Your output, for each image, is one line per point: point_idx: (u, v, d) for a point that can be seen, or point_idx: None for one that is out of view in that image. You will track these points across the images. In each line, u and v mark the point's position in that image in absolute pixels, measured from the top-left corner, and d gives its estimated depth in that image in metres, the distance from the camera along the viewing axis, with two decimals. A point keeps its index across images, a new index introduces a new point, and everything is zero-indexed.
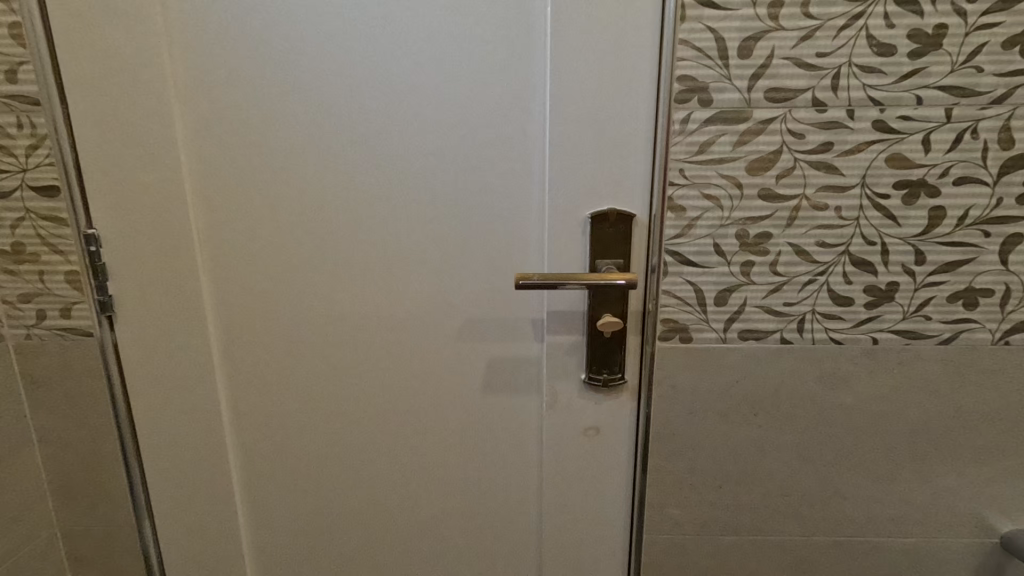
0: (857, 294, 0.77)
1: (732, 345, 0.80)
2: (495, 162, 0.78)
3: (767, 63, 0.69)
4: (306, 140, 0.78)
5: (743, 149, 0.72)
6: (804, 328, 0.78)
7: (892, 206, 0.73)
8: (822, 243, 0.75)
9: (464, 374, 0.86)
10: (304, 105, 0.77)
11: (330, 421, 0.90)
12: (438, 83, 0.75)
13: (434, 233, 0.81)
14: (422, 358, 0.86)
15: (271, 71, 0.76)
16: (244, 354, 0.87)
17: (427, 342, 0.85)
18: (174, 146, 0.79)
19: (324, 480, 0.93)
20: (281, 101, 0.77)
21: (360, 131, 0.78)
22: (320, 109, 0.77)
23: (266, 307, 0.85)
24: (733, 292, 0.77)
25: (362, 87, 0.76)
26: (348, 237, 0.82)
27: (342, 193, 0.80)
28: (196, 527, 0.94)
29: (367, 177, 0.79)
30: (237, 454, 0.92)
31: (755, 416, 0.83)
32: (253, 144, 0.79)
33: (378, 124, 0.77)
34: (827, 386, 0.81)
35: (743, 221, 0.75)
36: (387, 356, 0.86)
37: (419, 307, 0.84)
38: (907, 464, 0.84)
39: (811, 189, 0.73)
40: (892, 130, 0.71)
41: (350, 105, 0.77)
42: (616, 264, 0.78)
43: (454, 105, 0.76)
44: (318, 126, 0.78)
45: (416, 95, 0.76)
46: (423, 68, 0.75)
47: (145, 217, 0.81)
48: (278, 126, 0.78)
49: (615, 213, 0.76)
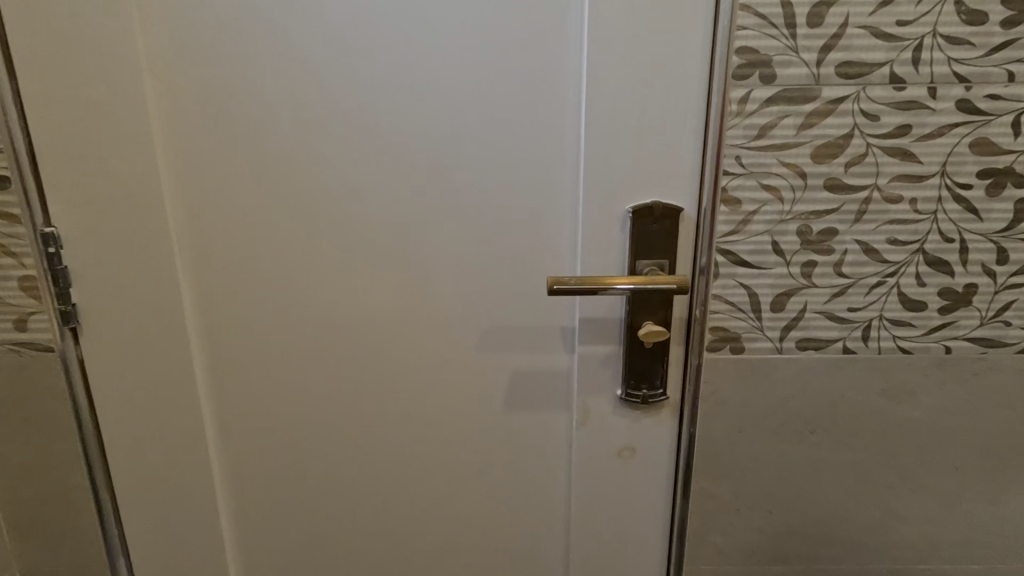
0: (930, 297, 0.68)
1: (789, 356, 0.71)
2: (523, 149, 0.68)
3: (839, 33, 0.60)
4: (303, 122, 0.68)
5: (809, 133, 0.63)
6: (870, 336, 0.70)
7: (973, 199, 0.65)
8: (893, 241, 0.66)
9: (483, 389, 0.76)
10: (300, 82, 0.67)
11: (331, 442, 0.79)
12: (457, 57, 0.65)
13: (451, 230, 0.71)
14: (435, 372, 0.76)
15: (262, 42, 0.65)
16: (231, 368, 0.77)
17: (442, 353, 0.75)
18: (147, 130, 0.68)
19: (323, 508, 0.82)
20: (274, 76, 0.66)
21: (366, 112, 0.67)
22: (320, 86, 0.67)
23: (256, 315, 0.75)
24: (792, 296, 0.68)
25: (368, 61, 0.66)
26: (351, 235, 0.71)
27: (345, 184, 0.70)
28: (177, 562, 0.84)
29: (373, 166, 0.69)
30: (222, 482, 0.81)
31: (811, 434, 0.74)
32: (240, 128, 0.68)
33: (387, 104, 0.67)
34: (892, 401, 0.72)
35: (806, 216, 0.65)
36: (395, 369, 0.76)
37: (433, 315, 0.74)
38: (979, 485, 0.75)
39: (884, 179, 0.64)
40: (979, 110, 0.62)
41: (355, 82, 0.66)
42: (659, 265, 0.69)
43: (474, 82, 0.66)
44: (317, 107, 0.67)
45: (432, 71, 0.66)
46: (440, 38, 0.65)
47: (113, 212, 0.70)
48: (270, 106, 0.67)
49: (659, 207, 0.67)
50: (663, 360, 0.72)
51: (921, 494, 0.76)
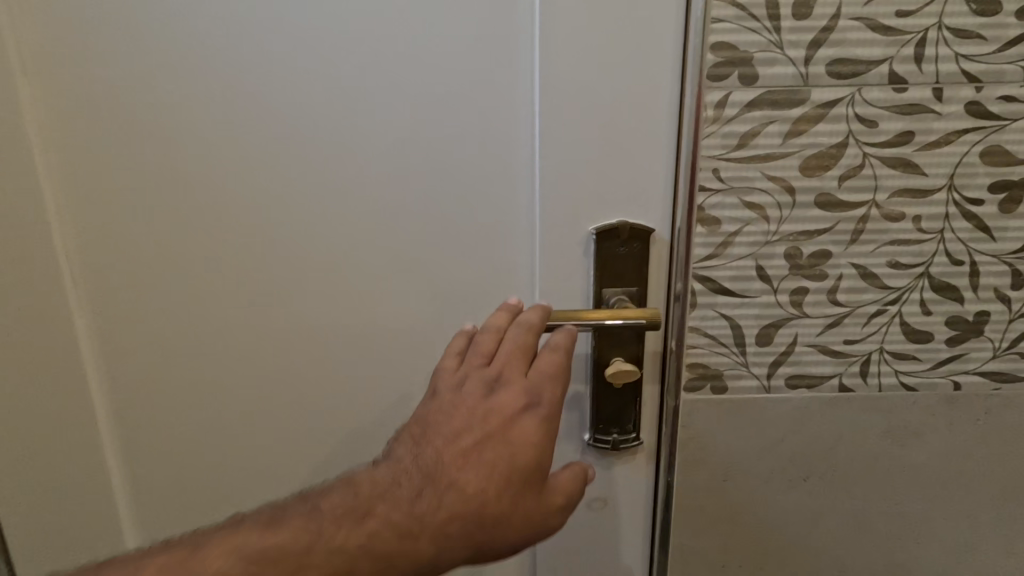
0: (936, 327, 0.60)
1: (777, 395, 0.62)
2: (469, 162, 0.58)
3: (830, 25, 0.51)
4: (211, 134, 0.58)
5: (797, 142, 0.54)
6: (869, 371, 0.61)
7: (985, 215, 0.56)
8: (894, 264, 0.58)
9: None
10: (207, 87, 0.57)
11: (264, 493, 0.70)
12: (387, 56, 0.56)
13: (389, 256, 0.61)
14: (378, 414, 0.67)
15: (159, 41, 0.56)
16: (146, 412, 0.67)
17: (386, 394, 0.66)
18: (34, 146, 0.59)
19: None
20: (176, 81, 0.57)
21: (284, 121, 0.58)
22: (230, 91, 0.57)
23: (170, 354, 0.65)
24: (780, 328, 0.60)
25: (283, 62, 0.56)
26: (274, 263, 0.62)
27: (264, 204, 0.60)
28: None
29: (294, 183, 0.59)
30: (140, 538, 0.72)
31: (805, 481, 0.65)
32: (140, 140, 0.58)
33: (308, 112, 0.57)
34: (895, 443, 0.64)
35: (795, 237, 0.57)
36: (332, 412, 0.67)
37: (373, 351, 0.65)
38: (992, 534, 0.67)
39: (883, 194, 0.56)
40: (991, 114, 0.54)
41: (269, 87, 0.57)
42: (629, 294, 0.60)
43: (409, 85, 0.56)
44: (227, 115, 0.58)
45: (358, 72, 0.56)
46: (368, 32, 0.55)
47: None
48: (175, 116, 0.58)
49: (626, 228, 0.58)
50: (636, 400, 0.63)
51: (929, 545, 0.67)
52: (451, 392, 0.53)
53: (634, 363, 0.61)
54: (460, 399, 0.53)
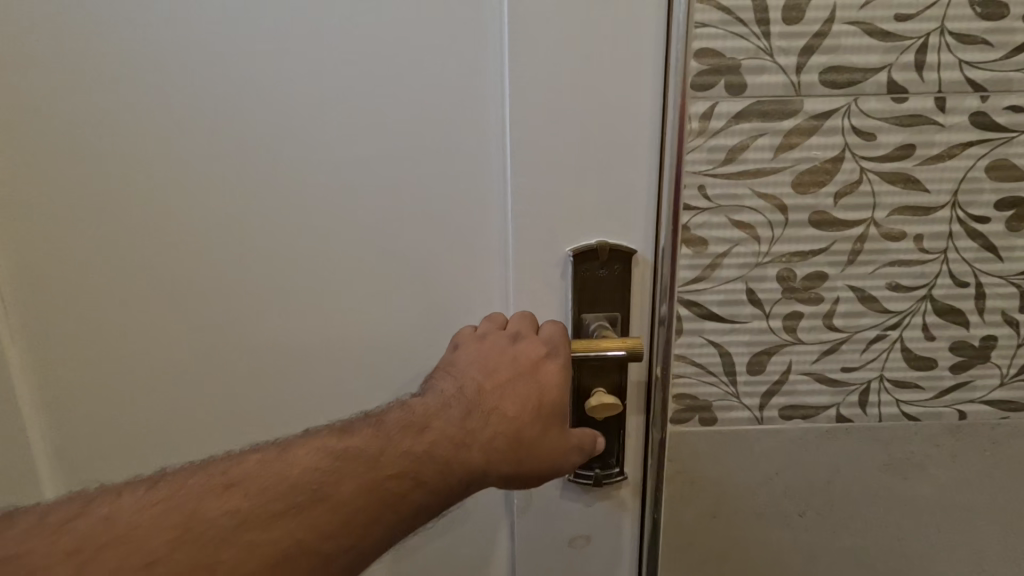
0: (940, 354, 0.55)
1: (770, 426, 0.58)
2: (435, 177, 0.53)
3: (824, 30, 0.47)
4: (147, 147, 0.52)
5: (789, 157, 0.50)
6: (869, 400, 0.57)
7: (991, 234, 0.52)
8: (895, 286, 0.53)
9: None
10: (139, 96, 0.51)
11: None
12: (341, 60, 0.50)
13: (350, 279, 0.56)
14: None
15: (84, 42, 0.50)
16: (87, 452, 0.61)
17: None
18: None
19: None
20: (106, 91, 0.51)
21: (229, 133, 0.52)
22: (166, 99, 0.51)
23: (110, 389, 0.59)
24: (773, 355, 0.55)
25: (226, 67, 0.50)
26: (221, 288, 0.56)
27: (209, 224, 0.54)
28: None
29: (242, 201, 0.54)
30: None
31: (801, 517, 0.61)
32: (66, 154, 0.52)
33: (256, 122, 0.52)
34: (896, 476, 0.59)
35: (788, 258, 0.52)
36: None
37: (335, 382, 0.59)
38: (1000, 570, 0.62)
39: (882, 211, 0.51)
40: (997, 126, 0.50)
41: (210, 95, 0.51)
42: (610, 319, 0.55)
43: (367, 91, 0.51)
44: (164, 127, 0.52)
45: (309, 78, 0.50)
46: (319, 32, 0.49)
47: None
48: (105, 130, 0.52)
49: (607, 249, 0.52)
50: (619, 434, 0.58)
51: None
52: (477, 340, 0.53)
53: (616, 395, 0.56)
54: (486, 344, 0.52)
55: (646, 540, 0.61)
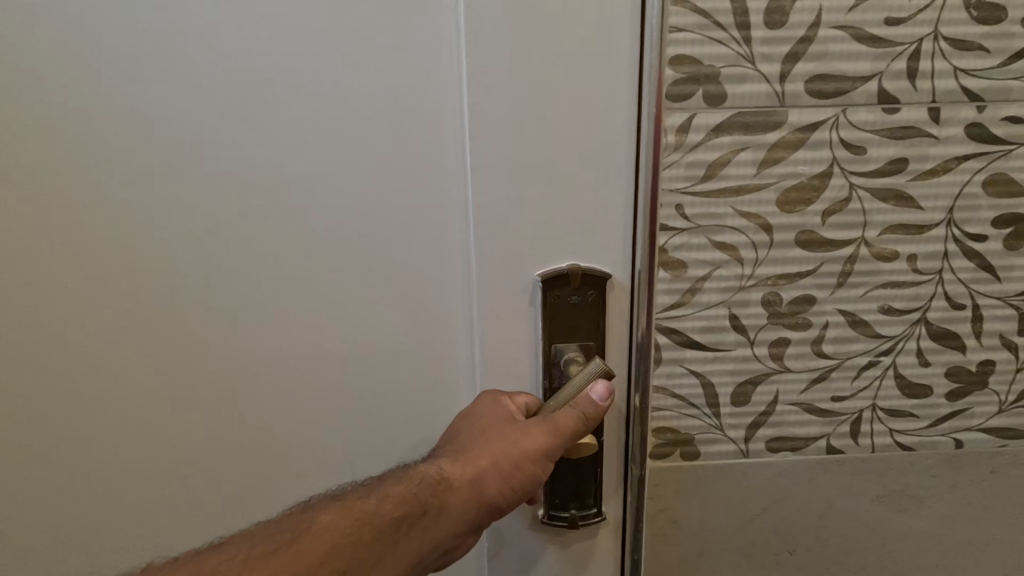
0: (935, 380, 0.52)
1: (757, 459, 0.54)
2: (389, 193, 0.49)
3: (810, 35, 0.43)
4: (79, 165, 0.49)
5: (773, 172, 0.46)
6: (861, 430, 0.53)
7: (989, 253, 0.49)
8: (887, 310, 0.50)
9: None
10: (70, 110, 0.47)
11: None
12: (283, 66, 0.46)
13: (299, 307, 0.52)
14: (295, 495, 0.57)
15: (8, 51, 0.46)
16: (17, 496, 0.56)
17: (303, 469, 0.56)
18: None
19: None
20: (39, 110, 0.47)
21: (167, 147, 0.48)
22: (99, 111, 0.47)
23: (45, 427, 0.55)
24: (759, 385, 0.51)
25: (159, 77, 0.47)
26: (161, 315, 0.52)
27: (147, 244, 0.50)
28: None
29: (183, 222, 0.50)
30: None
31: (792, 554, 0.57)
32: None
33: (195, 136, 0.48)
34: (891, 509, 0.56)
35: (773, 281, 0.49)
36: (242, 493, 0.57)
37: (286, 416, 0.54)
38: None
39: (874, 229, 0.48)
40: (995, 138, 0.46)
41: (144, 107, 0.47)
42: (584, 348, 0.50)
43: (312, 100, 0.47)
44: (96, 142, 0.48)
45: (250, 88, 0.47)
46: (264, 43, 0.46)
47: None
48: (39, 151, 0.48)
49: (579, 273, 0.47)
50: (595, 473, 0.53)
51: None
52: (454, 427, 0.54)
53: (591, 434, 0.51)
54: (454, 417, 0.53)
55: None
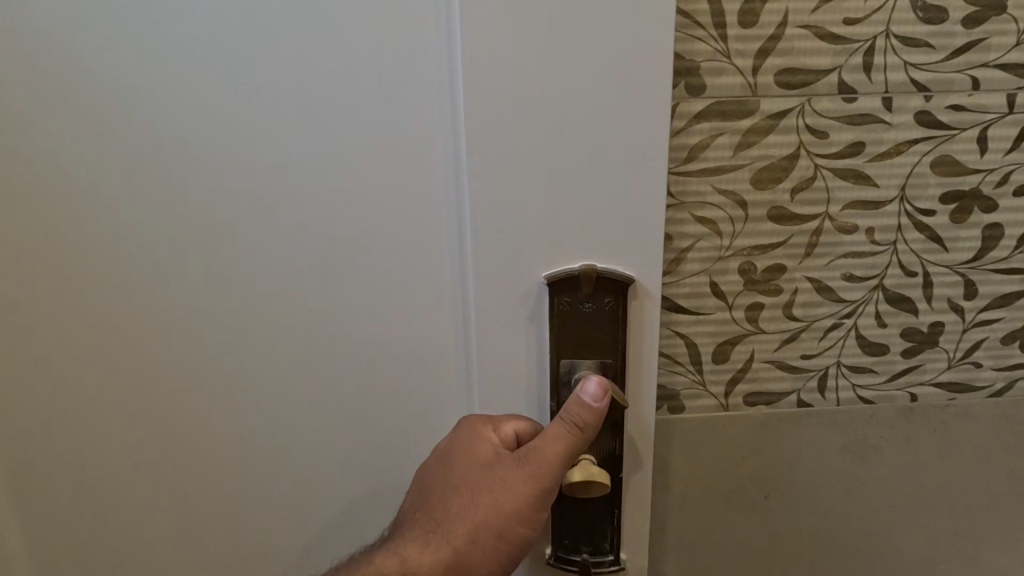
0: (891, 340, 0.59)
1: (736, 413, 0.60)
2: (390, 172, 0.52)
3: (778, 34, 0.50)
4: (111, 143, 0.52)
5: (748, 154, 0.52)
6: (827, 385, 0.60)
7: (937, 226, 0.55)
8: (849, 277, 0.56)
9: (373, 480, 0.61)
10: (104, 91, 0.51)
11: (178, 535, 0.63)
12: (292, 53, 0.49)
13: (307, 282, 0.55)
14: (309, 457, 0.60)
15: (39, 39, 0.49)
16: (57, 460, 0.61)
17: (318, 434, 0.59)
18: None
19: None
20: (72, 90, 0.51)
21: (193, 127, 0.51)
22: (123, 95, 0.51)
23: (81, 397, 0.59)
24: (737, 345, 0.58)
25: (187, 61, 0.50)
26: (183, 290, 0.56)
27: (169, 222, 0.54)
28: None
29: (208, 198, 0.53)
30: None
31: (767, 500, 0.63)
32: (32, 152, 0.52)
33: (221, 116, 0.51)
34: (855, 458, 0.62)
35: (749, 252, 0.55)
36: (262, 459, 0.60)
37: (301, 386, 0.58)
38: (953, 546, 0.66)
39: (836, 205, 0.54)
40: (941, 124, 0.53)
41: (170, 91, 0.50)
42: (597, 344, 0.53)
43: (320, 84, 0.50)
44: (127, 121, 0.51)
45: (272, 73, 0.50)
46: (286, 29, 0.49)
47: None
48: (74, 132, 0.52)
49: (591, 278, 0.50)
50: (612, 515, 0.57)
51: (892, 560, 0.66)
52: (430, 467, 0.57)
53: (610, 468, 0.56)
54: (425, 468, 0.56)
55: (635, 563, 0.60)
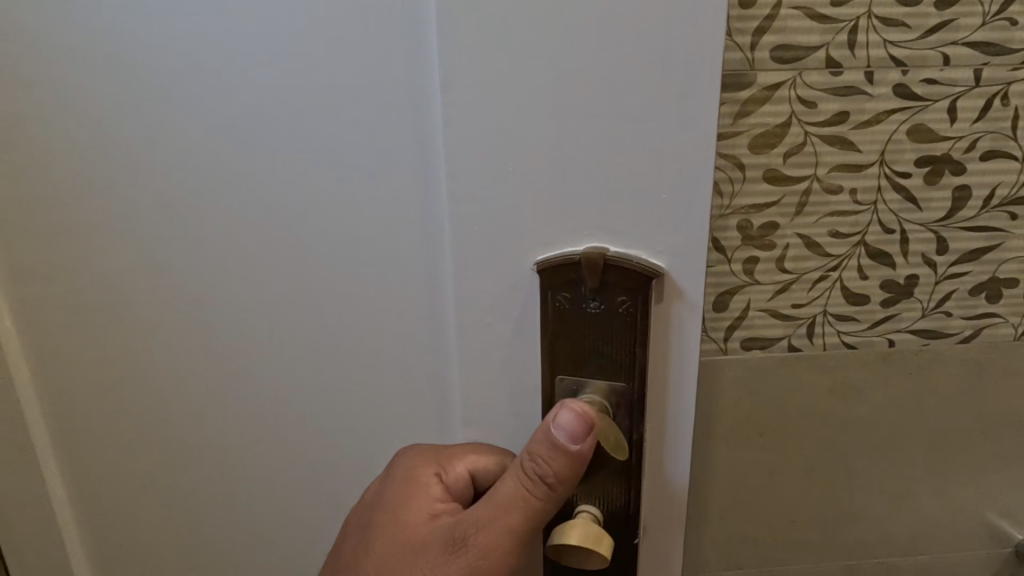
0: (872, 290, 0.66)
1: (733, 357, 0.68)
2: (408, 142, 0.56)
3: (773, 14, 0.56)
4: (179, 109, 0.58)
5: (746, 121, 0.59)
6: (815, 331, 0.67)
7: (913, 187, 0.62)
8: (834, 233, 0.63)
9: (405, 423, 0.66)
10: (173, 60, 0.56)
11: (232, 469, 0.70)
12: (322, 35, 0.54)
13: (338, 243, 0.60)
14: (347, 400, 0.66)
15: (114, 17, 0.56)
16: (127, 405, 0.69)
17: (358, 378, 0.65)
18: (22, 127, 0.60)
19: (229, 536, 0.73)
20: (145, 60, 0.56)
21: (249, 93, 0.56)
22: (181, 71, 0.57)
23: (144, 352, 0.66)
24: (735, 295, 0.65)
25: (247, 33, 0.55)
26: (238, 243, 0.61)
27: (217, 188, 0.60)
28: None
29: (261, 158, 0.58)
30: (109, 501, 0.73)
31: (761, 437, 0.71)
32: (111, 116, 0.59)
33: (274, 83, 0.56)
34: (840, 399, 0.70)
35: (746, 210, 0.62)
36: (308, 401, 0.66)
37: (343, 336, 0.63)
38: (926, 478, 0.74)
39: (823, 169, 0.61)
40: (916, 96, 0.59)
41: (232, 59, 0.56)
42: (604, 332, 0.55)
43: (355, 57, 0.55)
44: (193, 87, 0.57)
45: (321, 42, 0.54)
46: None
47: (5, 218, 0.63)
48: (147, 97, 0.58)
49: (598, 257, 0.52)
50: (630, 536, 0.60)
51: (872, 491, 0.74)
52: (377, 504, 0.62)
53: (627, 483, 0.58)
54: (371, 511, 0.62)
55: (656, 544, 0.62)
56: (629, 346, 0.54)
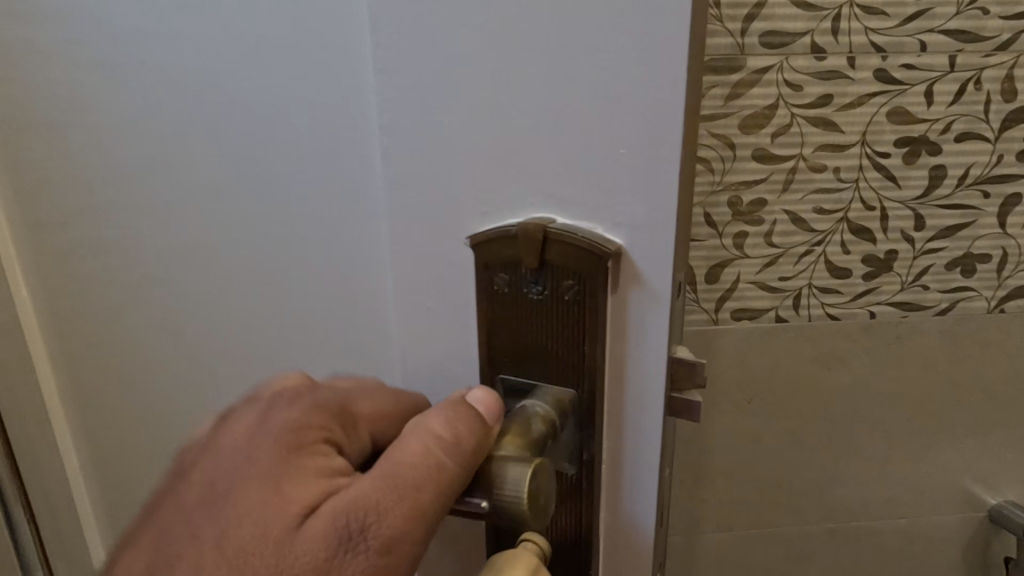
0: (854, 264, 0.70)
1: (723, 327, 0.72)
2: None
3: (762, 2, 0.60)
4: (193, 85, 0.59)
5: (736, 103, 0.63)
6: (801, 303, 0.71)
7: (892, 166, 0.67)
8: (819, 210, 0.68)
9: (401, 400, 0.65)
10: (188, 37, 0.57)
11: None
12: None
13: (340, 220, 0.61)
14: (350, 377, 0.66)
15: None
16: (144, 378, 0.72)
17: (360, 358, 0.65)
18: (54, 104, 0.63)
19: None
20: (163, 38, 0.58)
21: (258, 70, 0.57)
22: (196, 48, 0.58)
23: (161, 333, 0.69)
24: (725, 268, 0.69)
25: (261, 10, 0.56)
26: (247, 219, 0.63)
27: (229, 165, 0.61)
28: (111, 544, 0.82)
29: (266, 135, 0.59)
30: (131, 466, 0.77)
31: (750, 404, 0.75)
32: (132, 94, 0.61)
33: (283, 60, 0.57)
34: (823, 367, 0.74)
35: (736, 187, 0.66)
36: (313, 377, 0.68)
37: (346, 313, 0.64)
38: (905, 444, 0.78)
39: (809, 149, 0.65)
40: (895, 80, 0.64)
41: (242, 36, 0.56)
42: (548, 320, 0.48)
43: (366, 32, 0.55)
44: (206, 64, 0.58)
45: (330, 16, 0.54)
46: None
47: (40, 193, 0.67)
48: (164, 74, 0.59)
49: (537, 231, 0.45)
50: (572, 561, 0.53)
51: (853, 456, 0.78)
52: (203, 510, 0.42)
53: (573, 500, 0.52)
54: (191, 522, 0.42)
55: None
56: (574, 334, 0.48)
